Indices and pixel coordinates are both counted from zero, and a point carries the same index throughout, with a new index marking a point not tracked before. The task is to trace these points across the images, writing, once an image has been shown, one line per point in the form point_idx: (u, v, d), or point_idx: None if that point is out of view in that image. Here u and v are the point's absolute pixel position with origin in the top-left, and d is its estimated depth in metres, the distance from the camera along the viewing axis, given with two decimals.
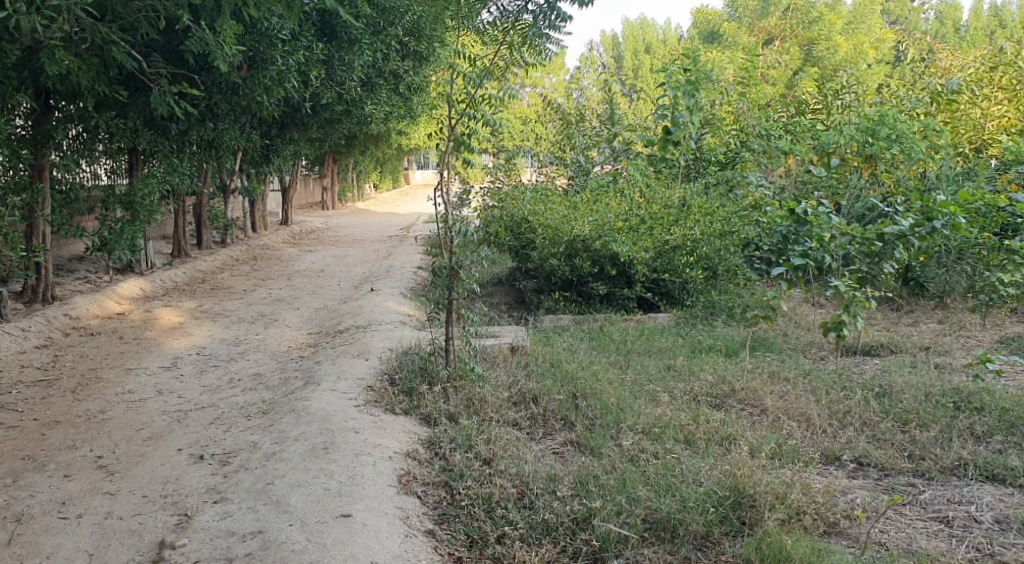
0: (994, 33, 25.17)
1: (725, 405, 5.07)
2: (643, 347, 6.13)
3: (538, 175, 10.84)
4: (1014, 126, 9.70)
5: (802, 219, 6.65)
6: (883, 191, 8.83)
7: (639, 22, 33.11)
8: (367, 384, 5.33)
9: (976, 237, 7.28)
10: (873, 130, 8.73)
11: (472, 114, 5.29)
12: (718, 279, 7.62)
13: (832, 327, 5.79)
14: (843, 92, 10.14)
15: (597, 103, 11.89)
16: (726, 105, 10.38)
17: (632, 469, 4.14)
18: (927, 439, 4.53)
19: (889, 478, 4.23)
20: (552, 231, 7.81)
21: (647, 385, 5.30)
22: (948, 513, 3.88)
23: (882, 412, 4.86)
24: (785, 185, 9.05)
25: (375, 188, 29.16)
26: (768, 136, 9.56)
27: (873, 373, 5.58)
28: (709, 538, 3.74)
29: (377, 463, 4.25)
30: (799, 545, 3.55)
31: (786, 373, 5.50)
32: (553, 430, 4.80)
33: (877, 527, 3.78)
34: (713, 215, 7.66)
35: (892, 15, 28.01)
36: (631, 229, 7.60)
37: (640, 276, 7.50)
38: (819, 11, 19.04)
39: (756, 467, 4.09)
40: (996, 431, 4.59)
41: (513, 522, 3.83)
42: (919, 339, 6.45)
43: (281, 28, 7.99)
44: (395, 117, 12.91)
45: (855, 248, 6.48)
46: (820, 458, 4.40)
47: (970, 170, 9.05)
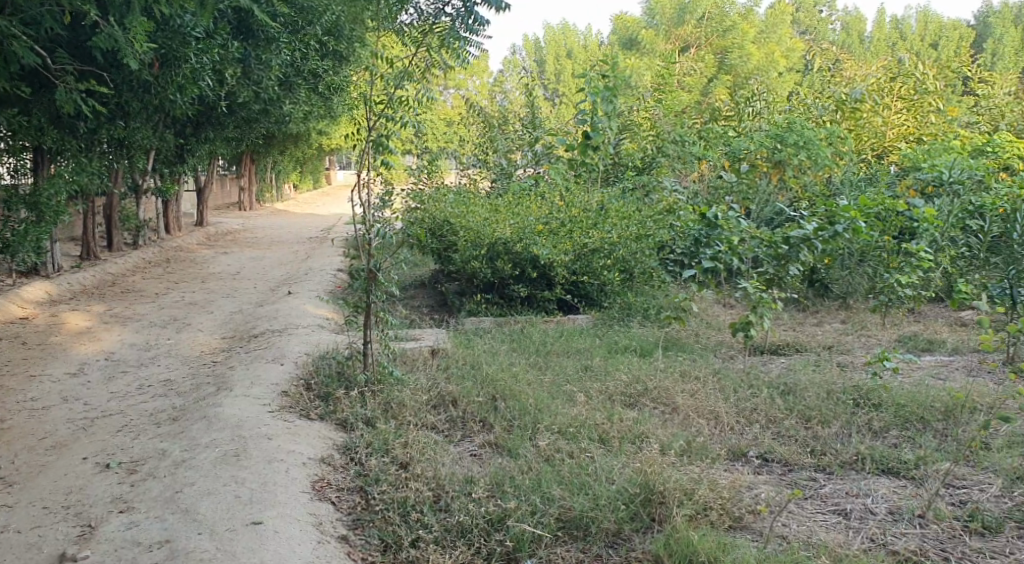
0: (895, 43, 26.17)
1: (638, 404, 5.17)
2: (562, 348, 6.23)
3: (461, 178, 11.03)
4: (912, 134, 10.22)
5: (714, 223, 6.97)
6: (791, 197, 9.18)
7: (560, 25, 33.41)
8: (282, 389, 5.29)
9: (877, 240, 7.49)
10: (782, 138, 9.02)
11: (391, 116, 5.37)
12: (636, 282, 7.76)
13: (740, 328, 6.13)
14: (754, 100, 10.49)
15: (520, 106, 12.08)
16: (643, 112, 10.45)
17: (547, 469, 4.19)
18: (828, 434, 4.67)
19: (792, 473, 4.35)
20: (475, 233, 7.80)
21: (563, 385, 5.39)
22: (846, 506, 3.89)
23: (786, 409, 5.03)
24: (699, 192, 9.32)
25: (294, 188, 28.77)
26: (683, 141, 9.79)
27: (780, 372, 5.78)
28: (620, 535, 3.80)
29: (290, 470, 4.22)
30: (705, 539, 3.58)
31: (697, 372, 5.66)
32: (471, 433, 4.84)
33: (779, 521, 3.81)
34: (629, 218, 7.83)
35: (802, 25, 28.75)
36: (552, 232, 7.68)
37: (560, 277, 7.55)
38: (732, 20, 19.59)
39: (666, 465, 4.17)
40: (892, 426, 4.72)
41: (427, 526, 3.84)
42: (823, 339, 6.71)
43: (194, 25, 7.87)
44: (315, 115, 12.79)
45: (764, 251, 6.83)
46: (728, 455, 4.52)
47: (873, 175, 9.53)
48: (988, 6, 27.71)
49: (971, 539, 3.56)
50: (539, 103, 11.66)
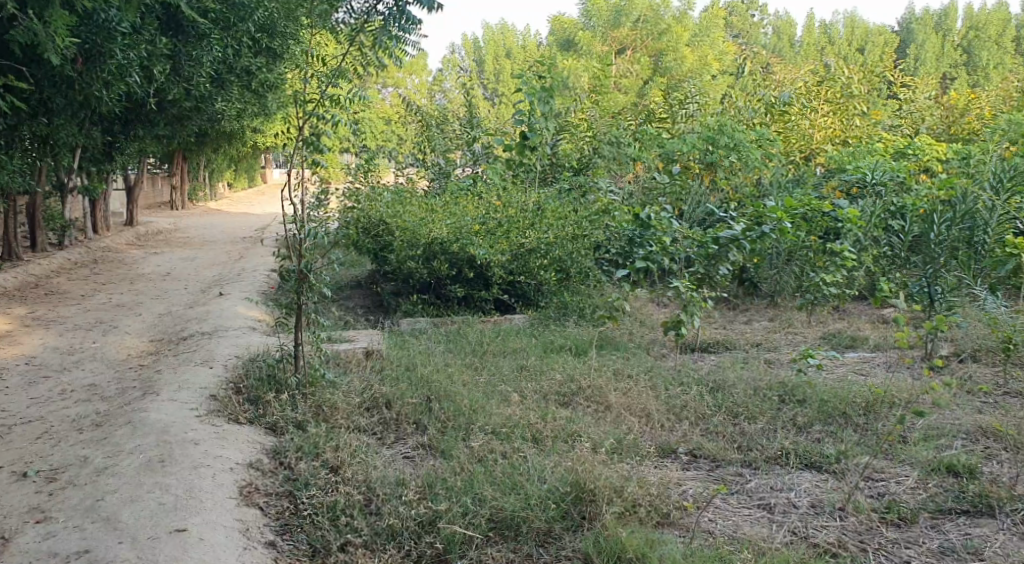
0: (824, 48, 26.82)
1: (572, 403, 5.21)
2: (498, 348, 6.24)
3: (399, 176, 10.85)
4: (838, 136, 10.47)
5: (648, 224, 7.22)
6: (722, 197, 9.30)
7: (499, 25, 33.47)
8: (211, 393, 5.20)
9: (803, 240, 7.71)
10: (714, 139, 9.36)
11: (321, 115, 5.25)
12: (572, 282, 7.71)
13: (672, 327, 6.24)
14: (688, 102, 10.66)
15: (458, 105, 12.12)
16: (579, 112, 10.66)
17: (479, 470, 4.19)
18: (755, 430, 4.76)
19: (719, 469, 4.42)
20: (411, 234, 7.76)
21: (498, 385, 5.40)
22: (770, 501, 3.98)
23: (715, 406, 5.12)
24: (634, 192, 9.52)
25: (229, 188, 28.29)
26: (619, 143, 9.85)
27: (709, 369, 5.88)
28: (550, 534, 3.78)
29: (217, 475, 4.15)
30: (634, 536, 3.60)
31: (630, 370, 5.73)
32: (404, 435, 4.82)
33: (706, 516, 3.87)
34: (565, 219, 7.84)
35: (735, 29, 29.23)
36: (488, 232, 7.64)
37: (497, 278, 7.51)
38: (667, 23, 19.86)
39: (597, 463, 4.19)
40: (815, 421, 4.84)
41: (356, 530, 3.81)
42: (752, 336, 6.85)
43: (120, 21, 7.67)
44: (249, 113, 12.60)
45: (695, 251, 6.96)
46: (658, 452, 4.58)
47: (800, 177, 9.63)
48: (913, 12, 28.52)
49: (888, 529, 3.65)
50: (476, 103, 11.72)
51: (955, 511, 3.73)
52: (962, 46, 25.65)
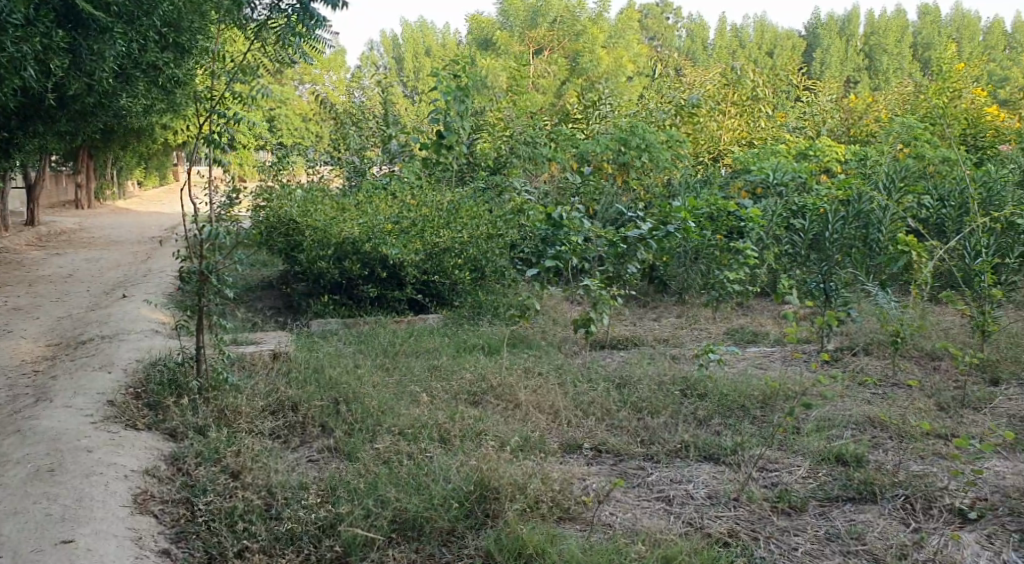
0: (736, 51, 27.41)
1: (481, 402, 5.21)
2: (410, 348, 6.19)
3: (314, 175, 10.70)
4: (744, 138, 10.76)
5: (559, 224, 7.15)
6: (634, 197, 9.41)
7: (418, 23, 33.25)
8: (108, 398, 5.04)
9: (708, 238, 7.93)
10: (625, 140, 9.49)
11: (220, 112, 5.15)
12: (486, 280, 7.71)
13: (581, 324, 6.32)
14: (602, 104, 10.85)
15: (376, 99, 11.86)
16: (496, 112, 10.45)
17: (384, 471, 4.15)
18: (658, 424, 4.84)
19: (622, 463, 4.48)
20: (321, 233, 7.59)
21: (407, 386, 5.36)
22: (669, 493, 4.06)
23: (620, 402, 5.19)
24: (550, 192, 9.53)
25: (138, 186, 27.46)
26: (534, 143, 9.71)
27: (617, 366, 5.96)
28: (453, 533, 3.77)
29: (109, 483, 4.03)
30: (535, 533, 3.62)
31: (540, 368, 5.76)
32: (309, 438, 4.75)
33: (606, 511, 3.93)
34: (479, 218, 7.80)
35: (650, 31, 29.58)
36: (402, 232, 7.55)
37: (411, 277, 7.45)
38: (583, 24, 20.00)
39: (502, 461, 4.20)
40: (715, 415, 4.95)
41: (254, 535, 3.75)
42: (660, 333, 6.96)
43: (12, 12, 7.38)
44: (156, 109, 12.24)
45: (606, 249, 7.13)
46: (563, 448, 4.62)
47: (708, 177, 9.84)
48: (819, 18, 29.37)
49: (779, 518, 3.77)
50: (393, 99, 11.63)
51: (841, 499, 3.87)
52: (865, 51, 26.55)
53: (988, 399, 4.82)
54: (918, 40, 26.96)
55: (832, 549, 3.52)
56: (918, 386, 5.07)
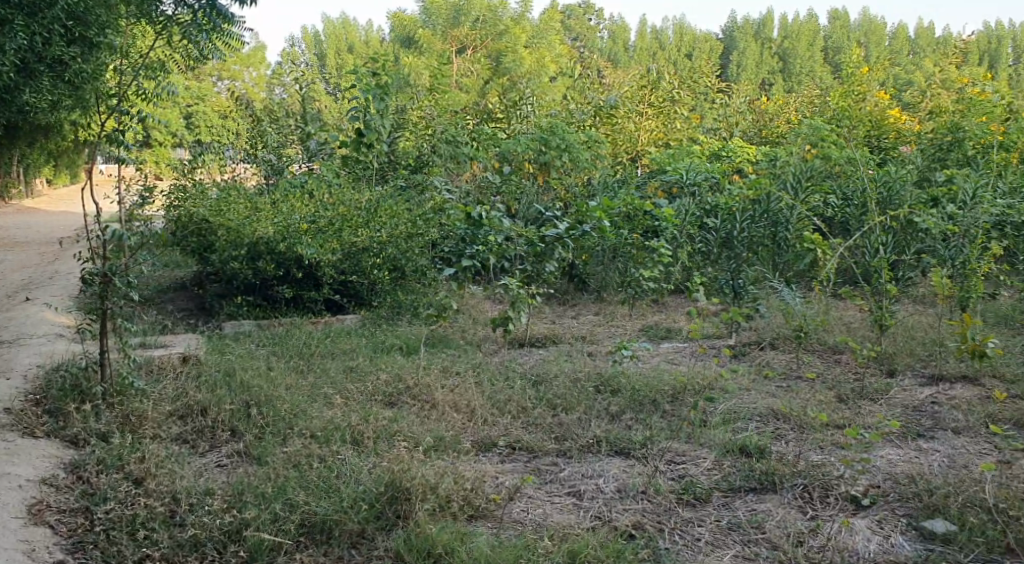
0: (657, 53, 27.70)
1: (397, 402, 5.18)
2: (326, 350, 6.11)
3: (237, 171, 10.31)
4: (661, 139, 10.91)
5: (478, 223, 7.36)
6: (555, 197, 9.48)
7: (340, 21, 32.78)
8: (5, 406, 4.87)
9: (626, 236, 8.06)
10: (546, 139, 9.55)
11: (124, 108, 4.92)
12: (406, 280, 7.59)
13: (500, 323, 6.32)
14: (523, 103, 10.88)
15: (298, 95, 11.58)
16: (416, 110, 10.33)
17: (293, 475, 4.10)
18: (572, 420, 4.87)
19: (536, 460, 4.51)
20: (235, 233, 7.40)
21: (321, 387, 5.29)
22: (580, 488, 4.10)
23: (536, 399, 5.21)
24: (471, 193, 9.35)
25: (47, 185, 26.48)
26: (456, 142, 9.65)
27: (534, 363, 5.98)
28: (362, 535, 3.75)
29: (2, 495, 3.92)
30: (444, 532, 3.62)
31: (458, 367, 5.74)
32: (219, 443, 4.66)
33: (517, 507, 3.95)
34: (399, 216, 7.71)
35: (574, 31, 29.07)
36: (318, 231, 7.41)
37: (328, 278, 7.35)
38: (506, 24, 19.85)
39: (414, 461, 4.18)
40: (627, 410, 5.02)
41: (156, 543, 3.67)
42: (578, 330, 7.02)
43: None
44: (64, 106, 11.81)
45: (524, 249, 7.19)
46: (478, 447, 4.63)
47: (626, 177, 9.94)
48: (736, 21, 29.93)
49: (684, 509, 3.86)
50: (312, 96, 11.45)
51: (743, 489, 3.98)
52: (779, 54, 27.19)
53: (884, 390, 5.02)
54: (828, 44, 27.75)
55: (732, 539, 3.62)
56: (819, 379, 5.24)
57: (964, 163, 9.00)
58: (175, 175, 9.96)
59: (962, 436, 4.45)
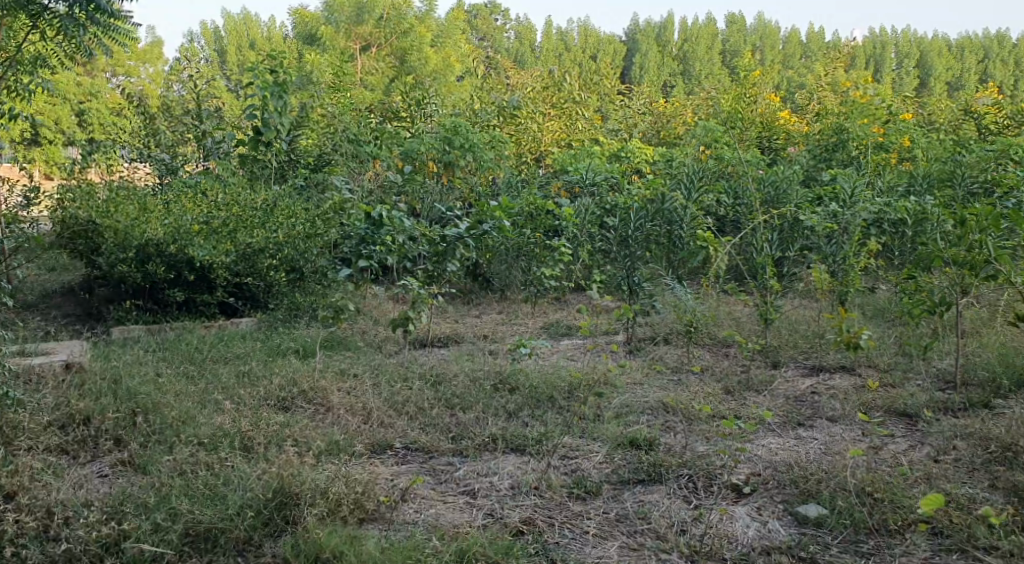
0: (562, 54, 27.85)
1: (292, 407, 5.11)
2: (219, 355, 5.99)
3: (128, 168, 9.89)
4: (564, 139, 10.98)
5: (379, 223, 7.29)
6: (459, 196, 9.43)
7: (241, 16, 31.93)
8: None
9: (529, 237, 8.10)
10: (450, 140, 9.46)
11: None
12: (305, 281, 7.47)
13: (399, 323, 6.28)
14: (427, 102, 10.75)
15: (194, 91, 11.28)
16: (318, 108, 10.20)
17: (178, 484, 4.00)
18: (469, 419, 4.89)
19: (431, 460, 4.52)
20: (123, 235, 7.18)
21: (212, 393, 5.17)
22: (473, 486, 4.14)
23: (434, 398, 5.20)
24: (372, 191, 9.13)
25: None
26: (359, 140, 9.57)
27: (435, 363, 5.97)
28: (250, 542, 3.69)
29: None
30: (333, 536, 3.60)
31: (355, 369, 5.69)
32: (101, 453, 4.52)
33: (410, 508, 3.97)
34: (296, 217, 7.61)
35: (479, 32, 28.63)
36: (211, 232, 7.25)
37: (221, 280, 7.14)
38: (410, 23, 19.49)
39: (305, 465, 4.13)
40: (524, 407, 5.06)
41: (28, 559, 3.53)
42: (479, 329, 7.05)
43: None
44: None
45: (425, 248, 7.14)
46: (373, 449, 4.61)
47: (529, 177, 10.01)
48: (639, 23, 30.35)
49: (574, 503, 3.93)
50: (210, 92, 11.18)
51: (632, 481, 4.09)
52: (679, 57, 27.73)
53: (768, 381, 5.23)
54: (726, 48, 28.44)
55: (619, 530, 3.71)
56: (708, 373, 5.41)
57: (848, 163, 9.40)
58: (60, 176, 9.52)
59: (837, 424, 4.68)
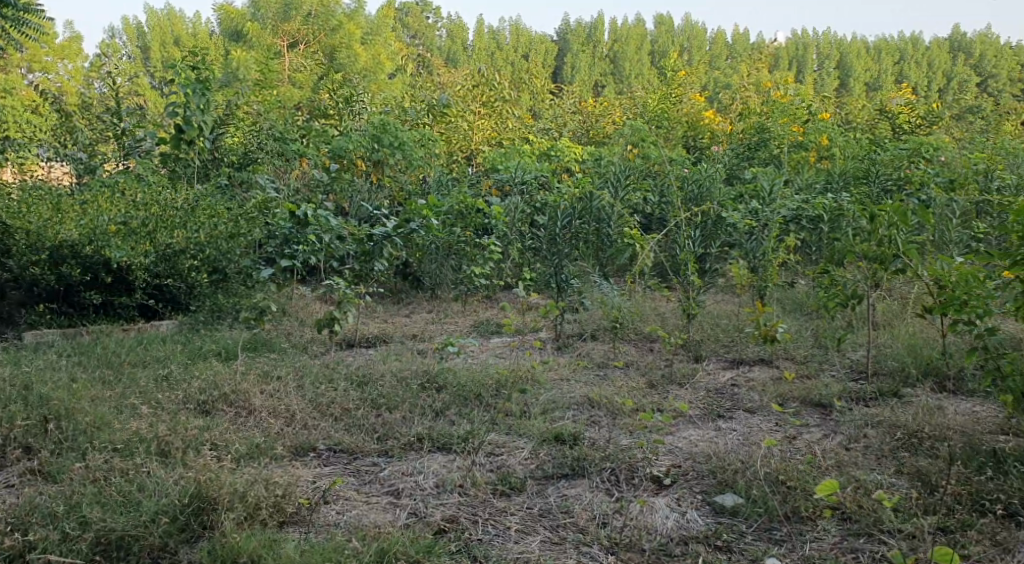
0: (494, 53, 27.81)
1: (213, 410, 5.01)
2: (137, 358, 5.84)
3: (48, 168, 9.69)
4: (494, 138, 10.99)
5: (304, 222, 7.08)
6: (387, 195, 9.37)
7: (165, 11, 31.15)
8: None
9: (458, 235, 8.02)
10: (379, 138, 9.35)
11: None
12: (229, 281, 7.44)
13: (325, 324, 6.23)
14: (355, 100, 10.65)
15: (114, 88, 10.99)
16: (243, 105, 10.03)
17: (91, 491, 3.90)
18: (394, 419, 4.86)
19: (356, 461, 4.48)
20: (33, 235, 6.85)
21: (128, 398, 5.04)
22: (397, 486, 4.12)
23: (360, 399, 5.15)
24: (297, 190, 8.98)
25: None
26: (284, 138, 9.56)
27: (362, 363, 5.93)
28: (165, 549, 3.61)
29: None
30: (251, 540, 3.55)
31: (279, 371, 5.59)
32: (10, 462, 4.37)
33: (333, 510, 3.93)
34: (219, 216, 7.49)
35: (410, 30, 28.53)
36: (128, 233, 7.03)
37: (139, 282, 6.97)
38: (338, 21, 19.32)
39: (224, 469, 4.05)
40: (451, 406, 5.05)
41: None
42: (408, 328, 6.99)
43: None
44: None
45: (351, 246, 7.12)
46: (297, 450, 4.55)
47: (459, 176, 9.97)
48: (569, 23, 30.50)
49: (498, 500, 3.95)
50: (130, 88, 10.90)
51: (556, 476, 4.12)
52: (610, 57, 27.93)
53: (691, 374, 5.33)
54: (655, 48, 28.79)
55: (542, 524, 3.74)
56: (631, 368, 5.48)
57: (768, 162, 9.71)
58: None
59: (755, 415, 4.79)
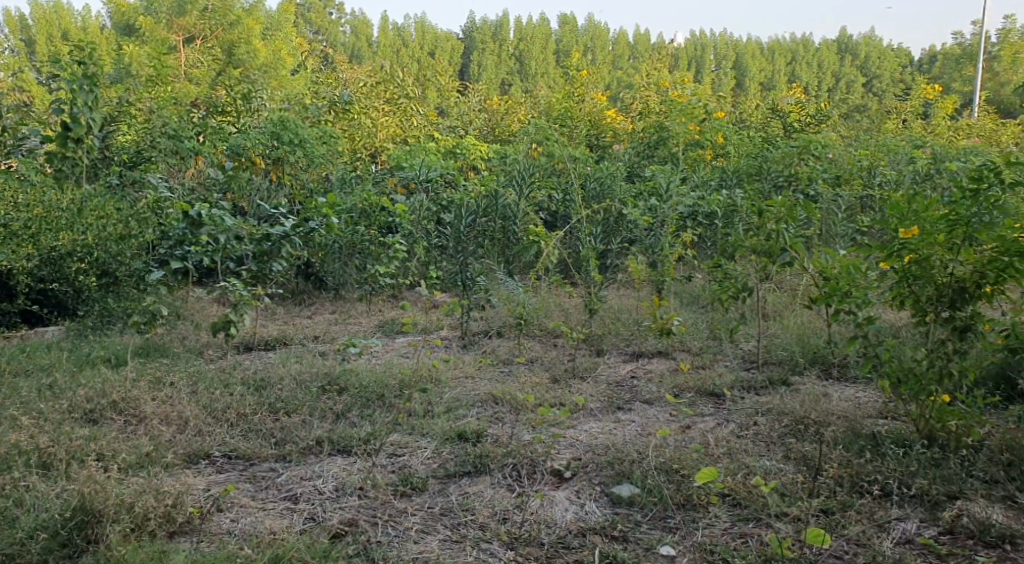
0: (399, 50, 27.50)
1: (101, 419, 4.83)
2: (20, 367, 5.59)
3: None
4: (398, 135, 10.95)
5: (197, 221, 6.85)
6: (287, 193, 9.18)
7: (53, 4, 29.81)
8: None
9: (361, 233, 7.87)
10: (278, 135, 9.22)
11: None
12: (120, 285, 7.05)
13: (221, 326, 6.06)
14: (253, 96, 10.38)
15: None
16: (134, 101, 9.66)
17: None
18: (293, 422, 4.76)
19: (252, 467, 4.38)
20: None
21: (8, 409, 4.80)
22: (295, 491, 4.04)
23: (258, 403, 5.03)
24: (192, 187, 8.78)
25: None
26: (179, 135, 9.22)
27: (261, 366, 5.80)
28: None
29: None
30: (137, 553, 3.43)
31: (171, 377, 5.41)
32: None
33: (227, 517, 3.83)
34: (109, 217, 7.10)
35: (313, 25, 28.03)
36: (8, 236, 6.73)
37: (23, 287, 6.78)
38: (236, 14, 18.68)
39: (110, 480, 3.90)
40: (353, 407, 4.98)
41: None
42: (310, 330, 6.85)
43: None
44: None
45: (248, 246, 6.90)
46: (191, 457, 4.42)
47: (362, 173, 9.84)
48: (475, 21, 30.42)
49: (398, 501, 3.91)
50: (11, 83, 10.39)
51: (457, 474, 4.11)
52: (515, 56, 27.96)
53: (592, 368, 5.40)
54: (559, 47, 29.05)
55: (441, 524, 3.72)
56: (534, 365, 5.51)
57: (667, 159, 9.95)
58: None
59: (653, 406, 4.88)
